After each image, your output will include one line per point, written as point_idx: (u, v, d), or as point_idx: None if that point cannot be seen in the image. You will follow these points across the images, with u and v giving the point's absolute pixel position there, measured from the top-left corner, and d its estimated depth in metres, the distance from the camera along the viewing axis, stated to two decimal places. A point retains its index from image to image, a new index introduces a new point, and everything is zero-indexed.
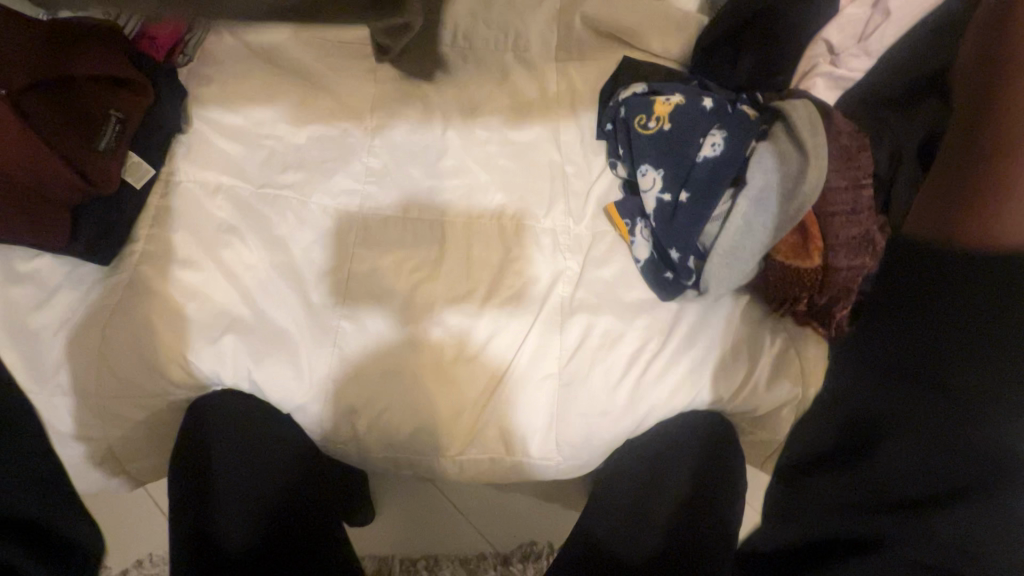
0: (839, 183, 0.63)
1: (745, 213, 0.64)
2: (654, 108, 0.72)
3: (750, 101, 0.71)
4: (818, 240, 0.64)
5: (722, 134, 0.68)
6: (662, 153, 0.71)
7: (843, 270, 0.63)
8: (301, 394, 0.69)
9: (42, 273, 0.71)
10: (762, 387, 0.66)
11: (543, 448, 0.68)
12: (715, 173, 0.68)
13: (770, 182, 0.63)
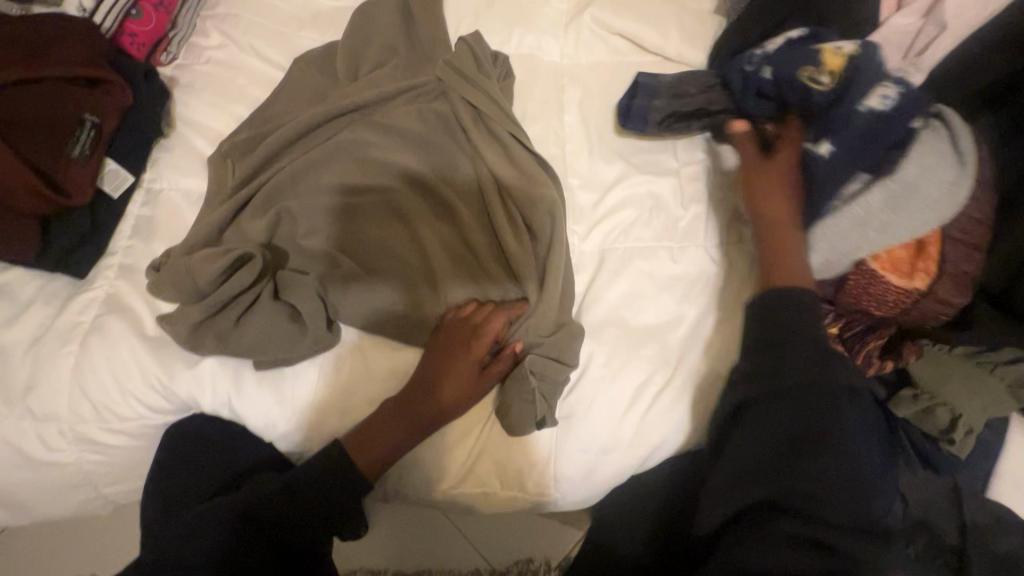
0: (892, 206, 0.56)
1: (868, 237, 0.57)
2: (825, 61, 0.60)
3: (815, 91, 0.64)
4: (910, 276, 0.56)
5: (895, 86, 0.56)
6: (847, 132, 0.58)
7: (920, 312, 0.56)
8: (284, 422, 0.64)
9: (14, 286, 0.68)
10: None
11: (538, 482, 0.64)
12: (872, 130, 0.56)
13: (877, 206, 0.55)
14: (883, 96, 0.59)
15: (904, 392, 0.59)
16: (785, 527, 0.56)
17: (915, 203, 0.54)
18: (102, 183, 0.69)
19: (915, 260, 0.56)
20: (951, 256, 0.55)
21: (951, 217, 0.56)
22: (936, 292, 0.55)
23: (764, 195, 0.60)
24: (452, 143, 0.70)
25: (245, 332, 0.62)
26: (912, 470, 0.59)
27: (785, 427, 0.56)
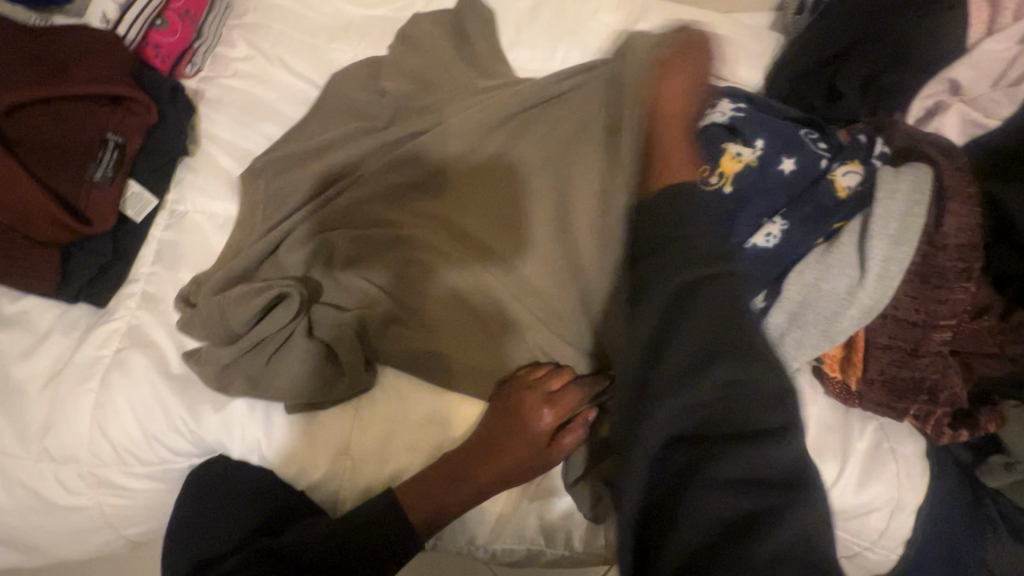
0: (950, 266, 0.52)
1: (781, 325, 0.56)
2: (720, 160, 0.59)
3: (862, 148, 0.59)
4: (859, 366, 0.56)
5: (855, 173, 0.57)
6: (769, 198, 0.58)
7: (879, 405, 0.56)
8: (315, 471, 0.60)
9: (32, 315, 0.64)
10: (851, 490, 0.56)
11: (588, 540, 0.60)
12: (809, 219, 0.57)
13: (805, 300, 0.55)
14: (931, 167, 0.54)
15: (996, 460, 0.54)
16: (709, 422, 0.42)
17: (856, 303, 0.53)
18: (124, 206, 0.65)
19: (910, 352, 0.53)
20: (925, 351, 0.53)
21: (939, 314, 0.52)
22: (949, 389, 0.53)
23: (663, 146, 0.56)
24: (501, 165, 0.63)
25: (281, 375, 0.58)
26: (1000, 541, 0.54)
27: (708, 333, 0.43)
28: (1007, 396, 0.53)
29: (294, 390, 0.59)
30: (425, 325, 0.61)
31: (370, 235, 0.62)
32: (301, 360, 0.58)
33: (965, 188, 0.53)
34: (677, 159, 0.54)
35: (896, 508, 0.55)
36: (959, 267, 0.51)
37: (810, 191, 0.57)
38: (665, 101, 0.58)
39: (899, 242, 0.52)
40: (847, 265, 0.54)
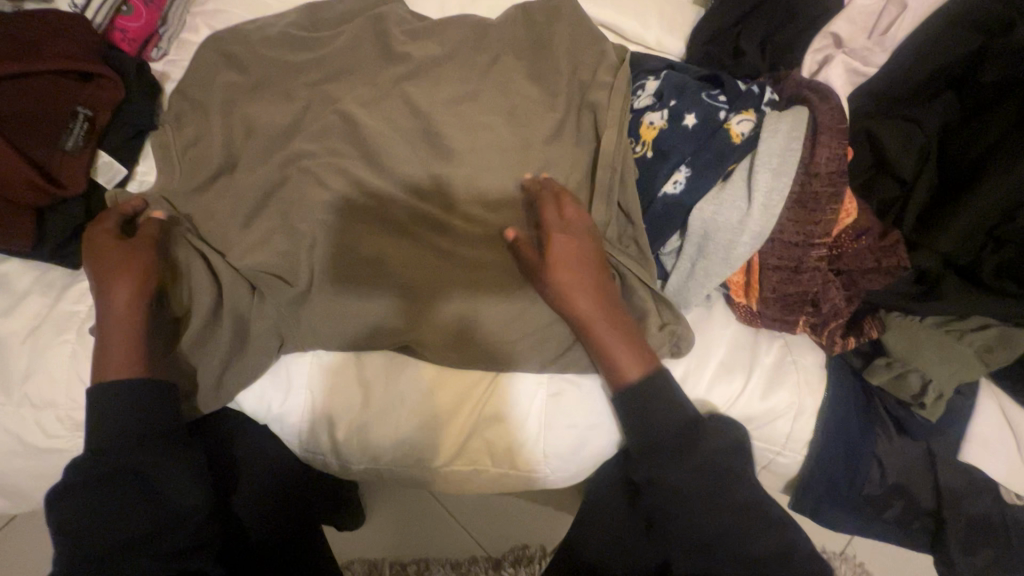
0: (824, 191, 0.58)
1: (692, 255, 0.64)
2: (640, 131, 0.66)
3: (754, 97, 0.64)
4: (755, 288, 0.63)
5: (750, 119, 0.62)
6: (678, 147, 0.63)
7: (775, 321, 0.63)
8: (278, 404, 0.66)
9: (11, 277, 0.69)
10: (757, 397, 0.62)
11: (531, 461, 0.66)
12: (710, 159, 0.62)
13: (708, 230, 0.62)
14: (809, 108, 0.61)
15: (878, 361, 0.62)
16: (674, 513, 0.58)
17: (747, 230, 0.59)
18: (96, 175, 0.71)
19: (795, 269, 0.61)
20: (806, 268, 0.60)
21: (815, 235, 0.59)
22: (830, 301, 0.61)
23: (563, 264, 0.59)
24: (473, 167, 0.67)
25: (263, 316, 0.65)
26: (889, 437, 0.63)
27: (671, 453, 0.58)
28: (888, 307, 0.61)
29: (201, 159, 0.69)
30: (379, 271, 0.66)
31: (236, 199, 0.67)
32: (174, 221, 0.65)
33: (836, 124, 0.59)
34: (608, 326, 0.59)
35: (798, 413, 0.63)
36: (831, 191, 0.58)
37: (710, 138, 0.62)
38: (568, 247, 0.60)
39: (784, 172, 0.58)
40: (738, 201, 0.60)
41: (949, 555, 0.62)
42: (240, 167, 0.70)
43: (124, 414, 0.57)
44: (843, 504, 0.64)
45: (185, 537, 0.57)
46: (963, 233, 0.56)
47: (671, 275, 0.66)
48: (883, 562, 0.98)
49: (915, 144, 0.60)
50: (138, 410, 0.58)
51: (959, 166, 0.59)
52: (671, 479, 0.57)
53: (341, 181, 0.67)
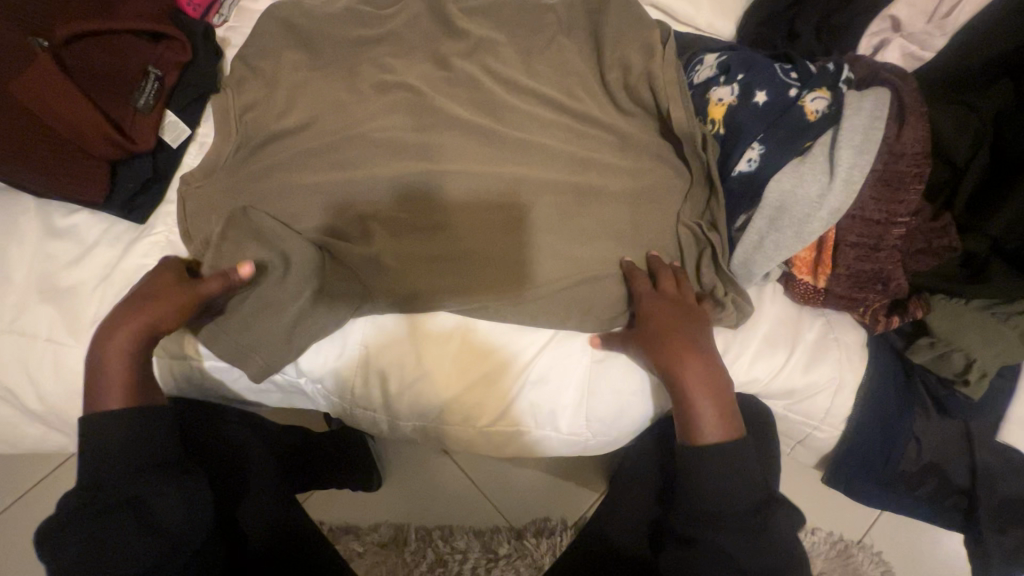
0: (906, 169, 0.60)
1: (762, 229, 0.64)
2: (708, 109, 0.68)
3: (830, 75, 0.66)
4: (828, 265, 0.63)
5: (825, 97, 0.64)
6: (756, 124, 0.64)
7: (842, 298, 0.64)
8: (333, 359, 0.69)
9: (80, 229, 0.73)
10: (799, 371, 0.64)
11: (573, 426, 0.68)
12: (787, 134, 0.63)
13: (784, 204, 0.62)
14: (891, 89, 0.63)
15: (921, 341, 0.63)
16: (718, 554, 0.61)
17: (825, 205, 0.60)
18: (164, 133, 0.74)
19: (873, 247, 0.61)
20: (886, 246, 0.61)
21: (898, 213, 0.60)
22: (897, 280, 0.61)
23: (674, 339, 0.61)
24: (531, 143, 0.72)
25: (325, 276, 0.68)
26: (927, 415, 0.64)
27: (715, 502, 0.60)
28: (934, 289, 0.62)
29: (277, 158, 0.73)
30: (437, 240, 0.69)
31: (317, 169, 0.72)
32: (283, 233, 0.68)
33: (919, 106, 0.61)
34: (699, 381, 0.60)
35: (839, 388, 0.64)
36: (915, 171, 0.60)
37: (786, 115, 0.64)
38: (653, 319, 0.62)
39: (867, 145, 0.60)
40: (818, 174, 0.62)
41: (981, 532, 0.64)
42: (311, 137, 0.74)
43: (115, 442, 0.58)
44: (876, 478, 0.66)
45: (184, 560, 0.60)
46: (1015, 216, 0.57)
47: (738, 246, 0.66)
48: (902, 550, 0.99)
49: (972, 128, 0.61)
50: (120, 436, 0.58)
51: (1013, 152, 0.59)
52: (707, 542, 0.61)
53: (408, 158, 0.71)
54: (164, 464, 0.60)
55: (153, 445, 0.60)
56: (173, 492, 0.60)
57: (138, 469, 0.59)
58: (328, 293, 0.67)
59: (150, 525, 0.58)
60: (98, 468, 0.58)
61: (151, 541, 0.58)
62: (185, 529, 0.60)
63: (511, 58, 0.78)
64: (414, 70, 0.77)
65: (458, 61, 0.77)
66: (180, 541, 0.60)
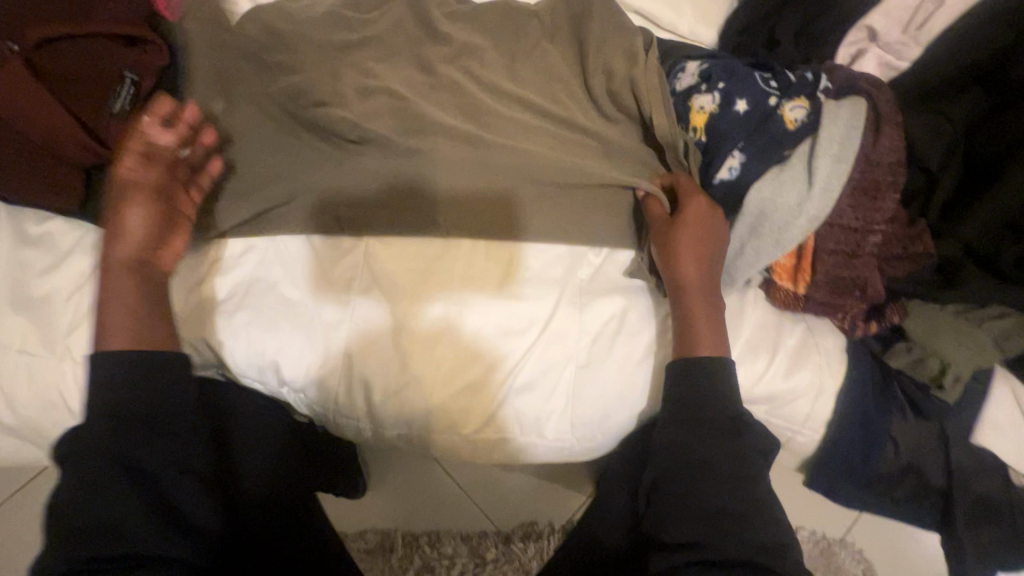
0: (882, 179, 0.61)
1: (742, 236, 0.66)
2: (689, 117, 0.69)
3: (808, 84, 0.67)
4: (808, 272, 0.64)
5: (803, 106, 0.65)
6: (736, 132, 0.65)
7: (821, 304, 0.65)
8: (315, 367, 0.67)
9: (54, 236, 0.71)
10: (780, 376, 0.65)
11: (558, 431, 0.68)
12: (766, 144, 0.64)
13: (764, 211, 0.63)
14: (866, 98, 0.64)
15: (898, 345, 0.65)
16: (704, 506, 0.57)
17: (803, 213, 0.61)
18: (139, 138, 0.73)
19: (851, 255, 0.62)
20: (863, 253, 0.62)
21: (875, 221, 0.61)
22: (874, 287, 0.62)
23: (687, 253, 0.63)
24: (515, 149, 0.72)
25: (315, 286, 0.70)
26: (904, 418, 0.66)
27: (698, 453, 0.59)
28: (910, 296, 0.64)
29: (262, 138, 0.74)
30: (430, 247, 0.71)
31: (306, 167, 0.72)
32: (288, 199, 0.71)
33: (895, 116, 0.62)
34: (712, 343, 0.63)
35: (818, 392, 0.65)
36: (890, 181, 0.61)
37: (766, 124, 0.65)
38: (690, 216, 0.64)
39: (843, 154, 0.61)
40: (797, 182, 0.62)
41: (957, 533, 0.65)
42: (297, 145, 0.74)
43: (115, 392, 0.58)
44: (856, 480, 0.67)
45: (174, 525, 0.56)
46: (986, 220, 0.58)
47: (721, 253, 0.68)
48: (881, 548, 1.01)
49: (944, 133, 0.62)
50: (130, 389, 0.58)
51: (985, 160, 0.60)
52: (695, 495, 0.58)
53: (391, 163, 0.71)
54: (172, 416, 0.59)
55: (154, 400, 0.58)
56: (173, 449, 0.58)
57: (135, 421, 0.57)
58: (320, 299, 0.69)
59: (140, 479, 0.56)
60: (96, 419, 0.57)
61: (132, 502, 0.54)
62: (183, 486, 0.58)
63: (494, 62, 0.77)
64: (397, 74, 0.77)
65: (441, 65, 0.77)
66: (170, 503, 0.57)
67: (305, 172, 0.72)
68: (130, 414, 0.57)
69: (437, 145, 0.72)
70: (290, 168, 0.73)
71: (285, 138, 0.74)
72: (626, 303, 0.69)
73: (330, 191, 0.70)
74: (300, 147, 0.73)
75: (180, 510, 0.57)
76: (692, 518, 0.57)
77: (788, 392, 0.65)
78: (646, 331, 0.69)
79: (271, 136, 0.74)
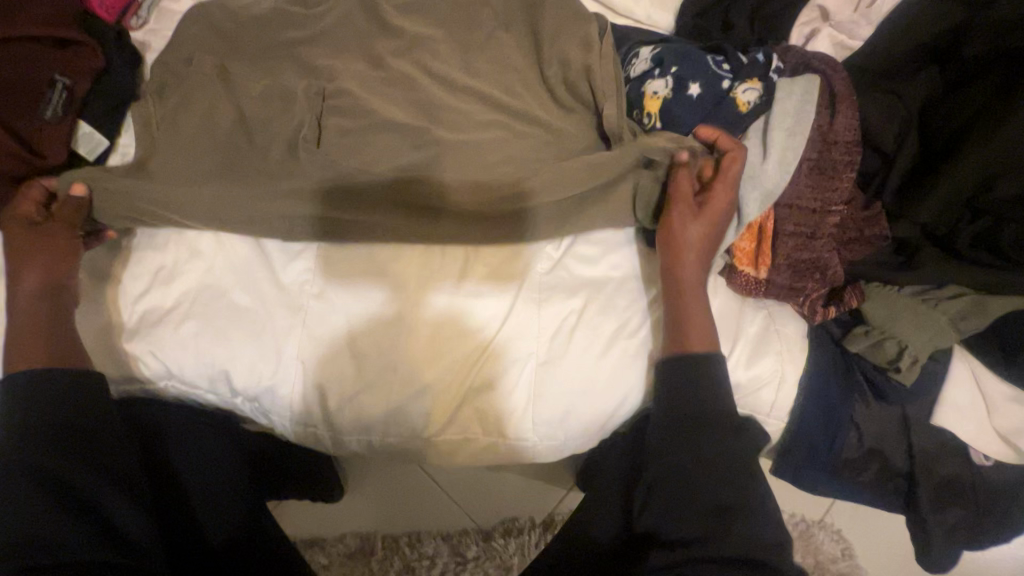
0: (836, 158, 0.60)
1: None
2: (644, 102, 0.68)
3: (761, 65, 0.66)
4: (767, 255, 0.63)
5: (756, 87, 0.64)
6: (691, 117, 0.65)
7: (783, 289, 0.64)
8: (269, 376, 0.66)
9: None
10: (742, 365, 0.64)
11: (519, 429, 0.67)
12: (721, 125, 0.64)
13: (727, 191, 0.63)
14: (821, 77, 0.63)
15: (858, 330, 0.64)
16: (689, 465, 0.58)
17: (759, 186, 0.61)
18: (77, 146, 0.70)
19: (809, 236, 0.62)
20: (822, 234, 0.61)
21: (832, 201, 0.61)
22: (833, 268, 0.62)
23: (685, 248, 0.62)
24: (468, 143, 0.70)
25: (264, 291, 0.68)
26: (867, 404, 0.65)
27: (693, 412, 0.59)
28: (868, 278, 0.63)
29: (194, 125, 0.70)
30: (381, 246, 0.69)
31: (247, 157, 0.69)
32: (222, 182, 0.68)
33: (850, 95, 0.61)
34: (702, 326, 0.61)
35: (781, 380, 0.64)
36: (844, 159, 0.60)
37: (720, 106, 0.65)
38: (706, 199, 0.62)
39: (795, 133, 0.60)
40: (755, 159, 0.62)
41: (922, 514, 0.65)
42: (236, 142, 0.70)
43: (30, 414, 0.57)
44: (820, 466, 0.67)
45: (96, 531, 0.55)
46: (942, 200, 0.57)
47: None
48: (858, 528, 1.02)
49: (898, 116, 0.61)
50: (43, 405, 0.58)
51: (939, 138, 0.60)
52: (690, 477, 0.58)
53: (343, 162, 0.69)
54: (91, 427, 0.59)
55: (76, 411, 0.59)
56: (89, 459, 0.58)
57: (49, 436, 0.57)
58: (269, 307, 0.67)
59: (62, 488, 0.55)
60: (11, 440, 0.56)
61: (49, 513, 0.54)
62: (109, 489, 0.58)
63: (446, 53, 0.75)
64: (347, 68, 0.74)
65: (391, 58, 0.75)
66: (98, 506, 0.57)
67: (251, 169, 0.69)
68: (46, 430, 0.57)
69: (389, 143, 0.70)
70: (228, 155, 0.70)
71: (224, 134, 0.70)
72: (585, 299, 0.68)
73: (274, 189, 0.68)
74: (236, 142, 0.70)
75: (102, 515, 0.57)
76: (680, 487, 0.58)
77: (751, 382, 0.64)
78: (610, 321, 0.67)
79: (199, 130, 0.70)
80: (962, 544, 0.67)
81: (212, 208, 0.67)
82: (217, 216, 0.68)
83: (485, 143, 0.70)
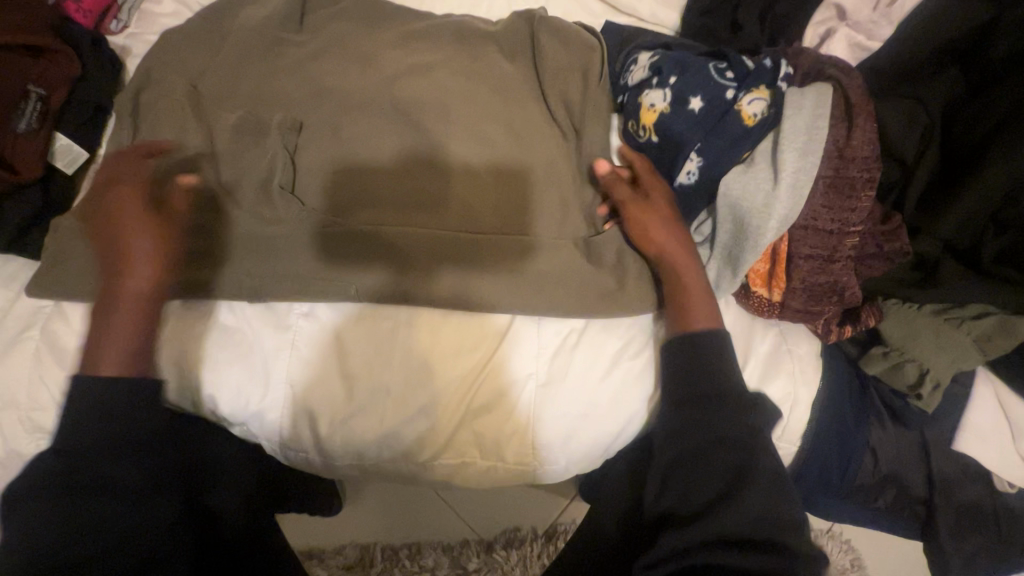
0: (853, 175, 0.56)
1: (724, 244, 0.61)
2: (641, 115, 0.64)
3: (767, 72, 0.62)
4: (783, 278, 0.60)
5: (764, 98, 0.60)
6: (695, 133, 0.61)
7: (800, 312, 0.60)
8: (258, 399, 0.63)
9: None
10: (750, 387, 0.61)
11: (519, 452, 0.64)
12: (725, 143, 0.60)
13: (735, 213, 0.59)
14: (835, 85, 0.59)
15: (874, 351, 0.61)
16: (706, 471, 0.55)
17: (774, 214, 0.56)
18: (54, 159, 0.67)
19: (827, 259, 0.58)
20: (840, 257, 0.57)
21: (851, 221, 0.57)
22: (852, 289, 0.58)
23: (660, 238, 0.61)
24: (463, 149, 0.66)
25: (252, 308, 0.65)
26: (882, 426, 0.63)
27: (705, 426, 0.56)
28: (887, 295, 0.60)
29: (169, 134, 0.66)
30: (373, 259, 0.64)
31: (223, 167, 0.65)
32: (201, 199, 0.65)
33: (866, 104, 0.57)
34: (687, 273, 0.61)
35: (793, 402, 0.61)
36: (863, 176, 0.56)
37: (724, 119, 0.61)
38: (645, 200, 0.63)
39: (809, 147, 0.56)
40: (765, 182, 0.57)
41: (938, 539, 0.63)
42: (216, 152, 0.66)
43: (87, 414, 0.53)
44: (831, 490, 0.64)
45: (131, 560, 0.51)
46: (962, 216, 0.54)
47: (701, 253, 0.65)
48: (866, 537, 0.99)
49: (918, 124, 0.57)
50: (96, 406, 0.53)
51: (963, 148, 0.56)
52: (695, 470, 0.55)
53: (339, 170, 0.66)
54: (150, 435, 0.55)
55: (136, 415, 0.54)
56: (140, 472, 0.53)
57: (103, 440, 0.52)
58: (257, 327, 0.64)
59: (100, 513, 0.51)
60: (74, 435, 0.52)
61: (91, 536, 0.50)
62: (153, 513, 0.53)
63: (440, 54, 0.71)
64: (336, 70, 0.70)
65: (383, 59, 0.71)
66: (141, 531, 0.52)
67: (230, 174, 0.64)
68: (91, 438, 0.52)
69: (379, 151, 0.66)
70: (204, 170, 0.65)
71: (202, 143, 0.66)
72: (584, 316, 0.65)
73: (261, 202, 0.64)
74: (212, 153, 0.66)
75: (145, 543, 0.52)
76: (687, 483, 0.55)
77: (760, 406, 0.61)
78: (613, 339, 0.65)
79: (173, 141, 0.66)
80: (982, 571, 0.64)
81: (196, 228, 0.64)
82: (195, 235, 0.64)
83: (480, 150, 0.66)
